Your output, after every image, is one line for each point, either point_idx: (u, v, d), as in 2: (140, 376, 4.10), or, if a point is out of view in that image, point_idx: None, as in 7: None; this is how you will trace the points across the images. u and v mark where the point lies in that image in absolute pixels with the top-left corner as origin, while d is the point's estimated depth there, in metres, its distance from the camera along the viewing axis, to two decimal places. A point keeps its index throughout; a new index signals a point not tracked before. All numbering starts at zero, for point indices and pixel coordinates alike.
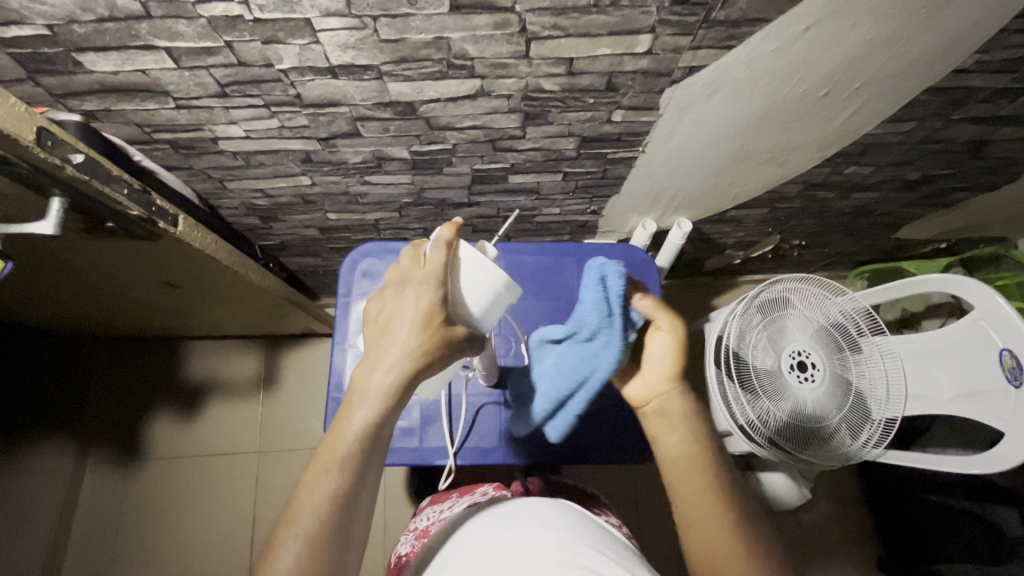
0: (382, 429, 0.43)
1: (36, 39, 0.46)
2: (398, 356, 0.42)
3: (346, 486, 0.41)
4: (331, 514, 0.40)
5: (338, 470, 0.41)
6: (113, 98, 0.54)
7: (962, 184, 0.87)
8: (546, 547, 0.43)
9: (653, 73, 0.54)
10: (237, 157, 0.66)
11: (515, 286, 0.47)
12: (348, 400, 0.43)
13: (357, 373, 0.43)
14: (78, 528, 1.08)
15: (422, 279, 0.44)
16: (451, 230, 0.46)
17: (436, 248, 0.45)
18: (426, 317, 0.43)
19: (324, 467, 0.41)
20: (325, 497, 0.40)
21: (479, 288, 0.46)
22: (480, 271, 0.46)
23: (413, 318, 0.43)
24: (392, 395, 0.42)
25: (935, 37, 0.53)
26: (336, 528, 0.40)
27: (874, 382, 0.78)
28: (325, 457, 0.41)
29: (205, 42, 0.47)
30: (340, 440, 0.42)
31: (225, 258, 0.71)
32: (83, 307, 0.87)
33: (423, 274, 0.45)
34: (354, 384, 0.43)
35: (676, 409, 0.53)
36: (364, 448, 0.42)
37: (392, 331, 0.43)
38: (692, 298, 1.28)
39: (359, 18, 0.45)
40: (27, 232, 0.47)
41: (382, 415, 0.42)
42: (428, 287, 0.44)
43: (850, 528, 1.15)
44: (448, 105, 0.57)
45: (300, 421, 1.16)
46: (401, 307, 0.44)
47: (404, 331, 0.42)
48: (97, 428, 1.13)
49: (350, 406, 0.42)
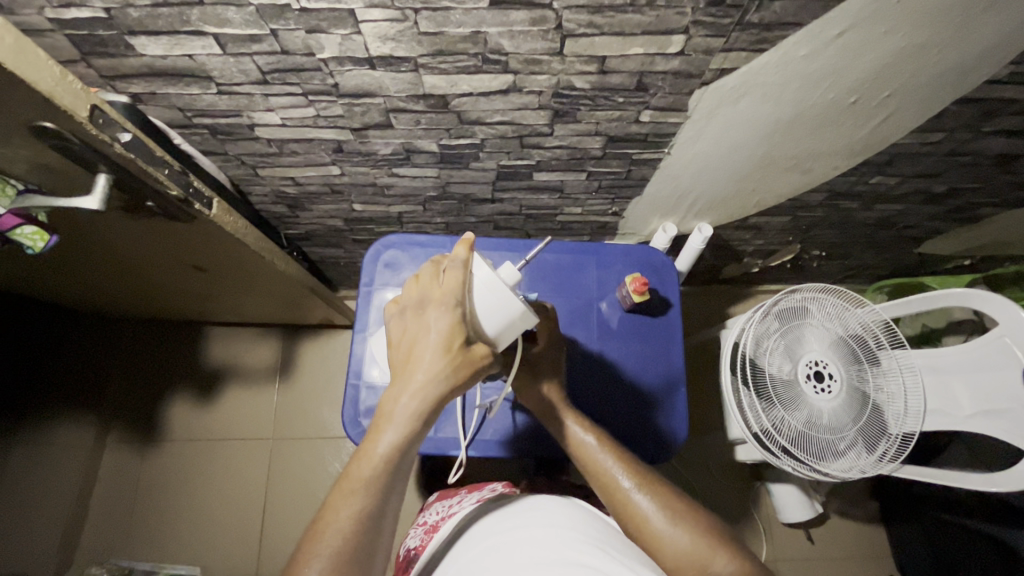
0: (407, 451, 0.44)
1: (93, 22, 0.48)
2: (422, 382, 0.44)
3: (371, 508, 0.43)
4: (354, 533, 0.42)
5: (364, 491, 0.43)
6: (158, 82, 0.56)
7: (989, 200, 0.86)
8: (552, 547, 0.45)
9: (683, 74, 0.54)
10: (272, 144, 0.68)
11: (529, 316, 0.49)
12: (376, 422, 0.45)
13: (384, 398, 0.45)
14: (94, 506, 1.10)
15: (443, 301, 0.45)
16: (465, 247, 0.47)
17: (452, 268, 0.46)
18: (446, 342, 0.45)
19: (351, 489, 0.43)
20: (350, 516, 0.42)
21: (496, 311, 0.48)
22: (497, 300, 0.48)
23: (436, 344, 0.45)
24: (415, 419, 0.44)
25: (968, 48, 0.53)
26: (361, 547, 0.42)
27: (893, 396, 0.77)
28: (350, 479, 0.43)
29: (251, 30, 0.48)
30: (366, 462, 0.44)
31: (254, 243, 0.73)
32: (113, 288, 0.90)
33: (443, 294, 0.46)
34: (382, 408, 0.45)
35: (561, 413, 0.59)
36: (389, 471, 0.44)
37: (416, 356, 0.45)
38: (708, 305, 1.28)
39: (400, 10, 0.46)
40: (73, 206, 0.49)
41: (406, 438, 0.44)
42: (445, 310, 0.45)
43: (859, 545, 1.13)
44: (479, 100, 0.58)
45: (315, 410, 1.18)
46: (423, 331, 0.45)
47: (427, 358, 0.44)
48: (116, 409, 1.16)
49: (376, 430, 0.45)
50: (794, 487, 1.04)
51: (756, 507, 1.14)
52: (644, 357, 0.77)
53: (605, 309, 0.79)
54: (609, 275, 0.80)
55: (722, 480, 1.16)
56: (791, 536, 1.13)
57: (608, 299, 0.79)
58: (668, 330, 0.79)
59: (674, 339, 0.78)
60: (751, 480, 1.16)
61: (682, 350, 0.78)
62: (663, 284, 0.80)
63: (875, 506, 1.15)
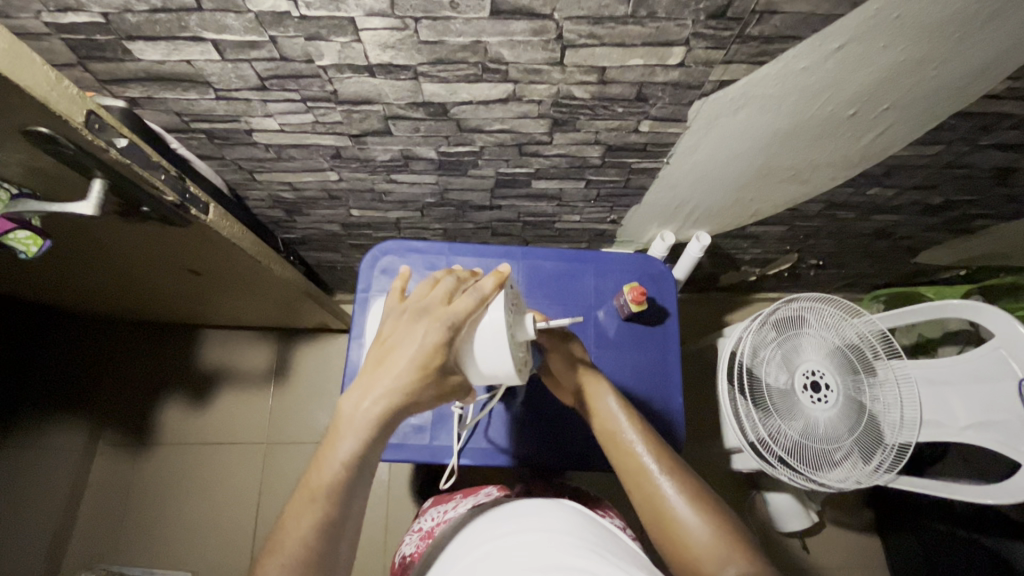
0: (368, 459, 0.43)
1: (91, 26, 0.47)
2: (388, 390, 0.43)
3: (330, 517, 0.42)
4: (315, 541, 0.42)
5: (326, 499, 0.42)
6: (156, 87, 0.56)
7: (985, 212, 0.86)
8: (550, 550, 0.44)
9: (683, 85, 0.54)
10: (269, 150, 0.67)
11: (513, 377, 0.51)
12: (336, 427, 0.44)
13: (345, 400, 0.44)
14: (83, 511, 1.08)
15: (443, 318, 0.45)
16: (495, 282, 0.47)
17: (470, 295, 0.46)
18: (425, 359, 0.44)
19: (311, 495, 0.42)
20: (309, 525, 0.42)
21: (492, 359, 0.48)
22: (499, 355, 0.48)
23: (414, 357, 0.44)
24: (377, 427, 0.43)
25: (966, 63, 0.53)
26: (321, 557, 0.42)
27: (890, 407, 0.76)
28: (310, 485, 0.43)
29: (250, 36, 0.48)
30: (327, 468, 0.42)
31: (251, 247, 0.72)
32: (104, 291, 0.89)
33: (445, 311, 0.45)
34: (343, 411, 0.44)
35: (595, 395, 0.59)
36: (350, 479, 0.43)
37: (391, 363, 0.44)
38: (704, 312, 1.28)
39: (401, 19, 0.46)
40: (68, 211, 0.49)
41: (366, 446, 0.43)
42: (439, 327, 0.44)
43: (854, 555, 1.13)
44: (479, 108, 0.58)
45: (309, 414, 1.17)
46: (408, 340, 0.44)
47: (401, 368, 0.43)
48: (107, 412, 1.14)
49: (337, 434, 0.43)
50: (789, 496, 1.04)
51: (751, 515, 1.14)
52: (642, 368, 0.77)
53: (602, 317, 0.78)
54: (607, 283, 0.80)
55: (717, 488, 1.16)
56: (787, 545, 1.13)
57: (606, 308, 0.79)
58: (664, 339, 0.78)
59: (669, 349, 0.78)
60: (747, 488, 1.16)
61: (678, 361, 0.78)
62: (660, 293, 0.80)
63: (870, 515, 1.15)
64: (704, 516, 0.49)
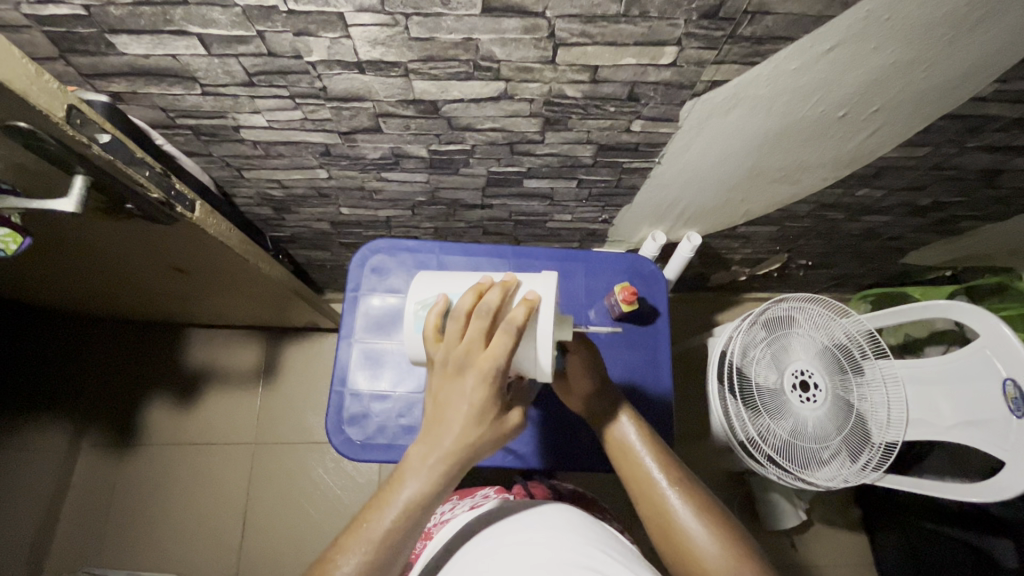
0: (426, 504, 0.44)
1: (73, 19, 0.46)
2: (447, 443, 0.43)
3: (383, 555, 0.43)
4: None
5: (380, 539, 0.43)
6: (141, 82, 0.55)
7: (971, 213, 0.87)
8: (553, 547, 0.45)
9: (675, 85, 0.54)
10: (258, 147, 0.66)
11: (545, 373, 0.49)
12: (399, 471, 0.45)
13: (410, 449, 0.45)
14: (67, 513, 1.07)
15: (484, 368, 0.42)
16: (526, 313, 0.43)
17: (506, 334, 0.42)
18: (477, 412, 0.43)
19: (366, 533, 0.44)
20: (359, 561, 0.43)
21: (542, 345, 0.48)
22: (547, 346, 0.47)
23: (466, 409, 0.43)
24: (438, 475, 0.44)
25: (954, 65, 0.53)
26: None
27: (877, 406, 0.77)
28: (367, 524, 0.44)
29: (237, 31, 0.47)
30: (386, 511, 0.44)
31: (239, 246, 0.71)
32: (88, 289, 0.87)
33: (488, 358, 0.42)
34: (407, 457, 0.45)
35: (607, 407, 0.59)
36: (409, 521, 0.44)
37: (445, 415, 0.43)
38: (695, 312, 1.28)
39: (391, 15, 0.45)
40: (48, 208, 0.47)
41: (426, 493, 0.44)
42: (482, 379, 0.42)
43: (842, 553, 1.14)
44: (470, 106, 0.57)
45: (299, 415, 1.16)
46: (458, 391, 0.43)
47: (456, 421, 0.43)
48: (92, 414, 1.12)
49: (399, 478, 0.45)
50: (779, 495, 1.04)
51: (741, 514, 1.15)
52: (633, 368, 0.77)
53: (593, 317, 0.78)
54: (598, 283, 0.80)
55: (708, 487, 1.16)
56: (777, 543, 1.14)
57: (596, 307, 0.79)
58: (655, 339, 0.78)
59: (660, 348, 0.78)
60: (737, 487, 1.16)
61: (668, 361, 0.78)
62: (651, 292, 0.80)
63: (858, 513, 1.16)
64: (712, 530, 0.49)
